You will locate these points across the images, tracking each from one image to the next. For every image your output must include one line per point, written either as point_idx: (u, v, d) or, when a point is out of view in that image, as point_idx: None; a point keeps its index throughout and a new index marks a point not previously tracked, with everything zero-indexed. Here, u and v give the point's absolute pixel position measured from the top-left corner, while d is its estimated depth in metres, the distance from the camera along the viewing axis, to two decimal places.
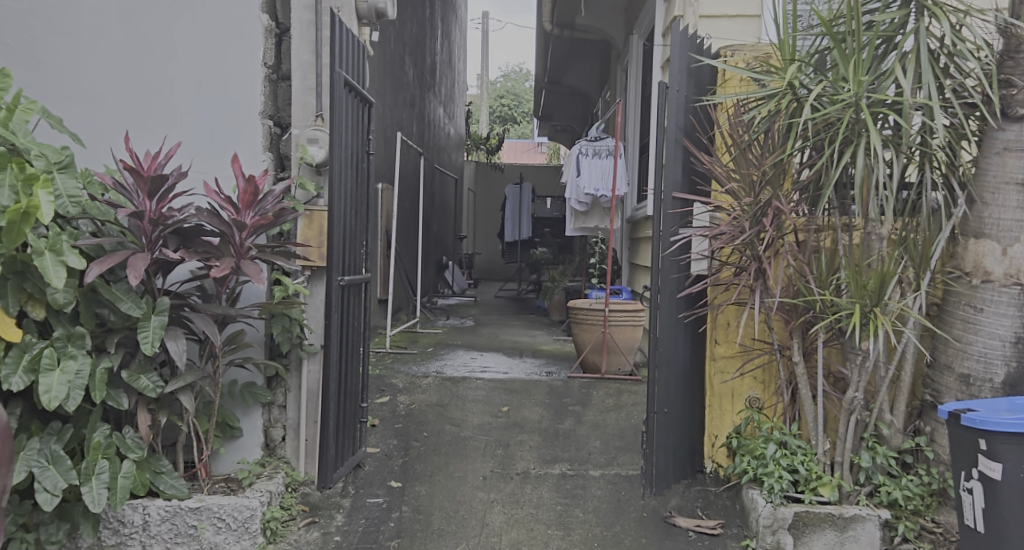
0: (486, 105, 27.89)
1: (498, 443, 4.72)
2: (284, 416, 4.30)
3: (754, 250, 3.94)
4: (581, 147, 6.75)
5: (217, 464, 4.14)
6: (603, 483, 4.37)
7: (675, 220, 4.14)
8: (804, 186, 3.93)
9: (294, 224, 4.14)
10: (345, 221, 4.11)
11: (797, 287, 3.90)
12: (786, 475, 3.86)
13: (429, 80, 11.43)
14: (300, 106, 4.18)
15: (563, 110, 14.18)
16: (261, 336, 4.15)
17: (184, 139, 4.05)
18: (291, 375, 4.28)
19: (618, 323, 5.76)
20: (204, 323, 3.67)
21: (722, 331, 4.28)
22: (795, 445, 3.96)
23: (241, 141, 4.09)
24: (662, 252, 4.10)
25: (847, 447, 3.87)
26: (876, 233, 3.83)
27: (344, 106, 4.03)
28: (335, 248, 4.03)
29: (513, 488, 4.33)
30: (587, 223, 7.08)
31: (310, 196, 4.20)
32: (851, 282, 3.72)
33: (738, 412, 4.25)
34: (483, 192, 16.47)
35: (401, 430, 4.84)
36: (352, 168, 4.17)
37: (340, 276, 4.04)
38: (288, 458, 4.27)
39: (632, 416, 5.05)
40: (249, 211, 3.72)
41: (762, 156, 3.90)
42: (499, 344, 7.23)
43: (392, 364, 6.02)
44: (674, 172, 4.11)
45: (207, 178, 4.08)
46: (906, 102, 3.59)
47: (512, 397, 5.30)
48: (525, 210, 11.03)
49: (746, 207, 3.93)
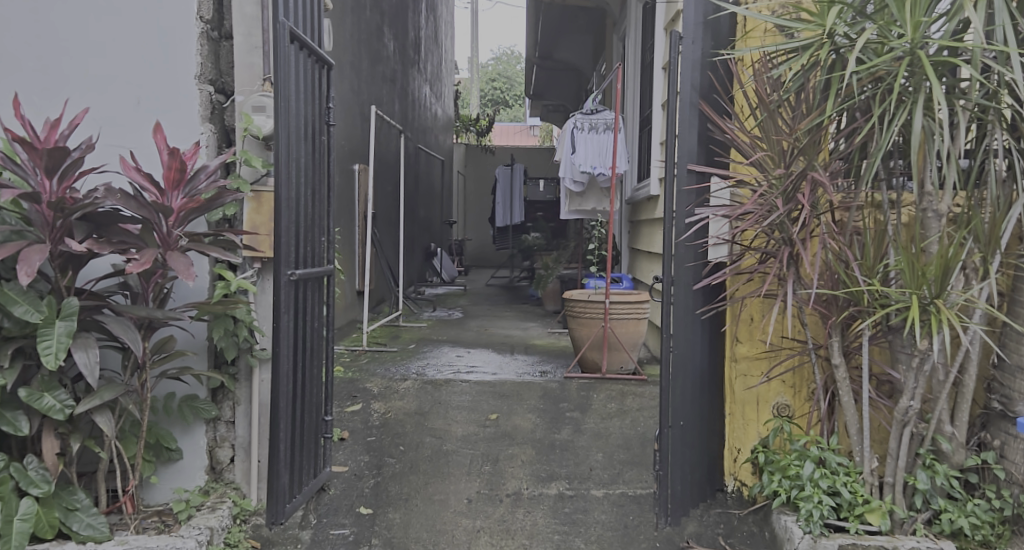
0: (476, 87, 27.14)
1: (486, 458, 4.09)
2: (233, 434, 3.66)
3: (785, 233, 3.32)
4: (576, 121, 6.07)
5: (151, 493, 3.54)
6: (607, 506, 3.75)
7: (690, 198, 3.51)
8: (844, 155, 3.28)
9: (238, 208, 3.52)
10: (298, 206, 3.44)
11: (836, 275, 3.27)
12: (827, 500, 3.24)
13: (412, 55, 10.75)
14: (245, 68, 3.51)
15: (554, 87, 13.50)
16: (200, 343, 3.52)
17: (92, 103, 3.41)
18: (239, 387, 3.63)
19: (619, 315, 5.15)
20: (121, 330, 3.05)
21: (746, 327, 3.64)
22: (835, 464, 3.33)
23: (172, 111, 3.45)
24: (677, 237, 3.46)
25: (900, 466, 3.24)
26: (933, 211, 3.17)
27: (293, 64, 3.36)
28: (286, 237, 3.35)
29: (503, 513, 3.71)
30: (584, 205, 6.47)
31: (259, 173, 3.56)
32: (906, 269, 3.07)
33: (765, 423, 3.62)
34: (473, 175, 15.79)
35: (374, 444, 4.19)
36: (306, 141, 3.51)
37: (290, 271, 3.36)
38: (237, 483, 3.65)
39: (638, 424, 4.43)
40: (177, 192, 3.11)
41: (795, 119, 3.26)
42: (488, 338, 6.58)
43: (368, 365, 5.38)
44: (689, 142, 3.44)
45: (121, 150, 3.44)
46: (977, 47, 2.92)
47: (501, 403, 4.65)
48: (517, 192, 10.39)
49: (775, 180, 3.29)
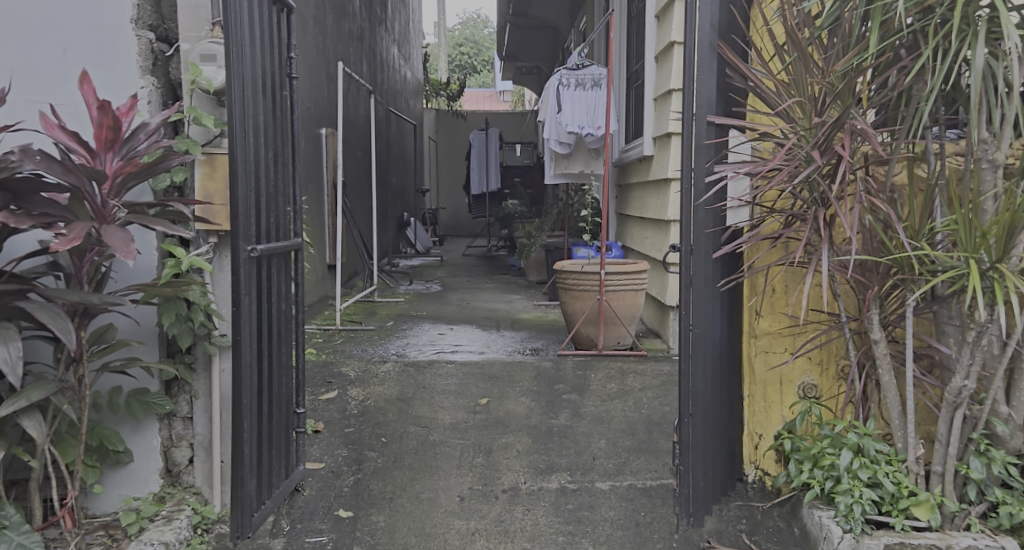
0: (446, 52, 26.44)
1: (477, 449, 3.68)
2: (191, 432, 3.20)
3: (816, 192, 2.91)
4: (561, 77, 5.59)
5: (95, 502, 3.08)
6: (615, 502, 3.36)
7: (708, 154, 3.07)
8: (881, 102, 2.88)
9: (188, 173, 3.05)
10: (259, 171, 2.97)
11: (878, 239, 2.88)
12: (869, 494, 2.88)
13: (380, 14, 10.18)
14: (188, 8, 3.03)
15: (528, 47, 13.00)
16: (150, 331, 3.07)
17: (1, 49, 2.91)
18: (197, 378, 3.17)
19: (616, 287, 4.75)
20: (50, 317, 2.58)
21: (769, 300, 3.27)
22: (875, 452, 2.97)
23: (107, 60, 2.99)
24: (696, 200, 3.04)
25: (950, 453, 2.89)
26: (989, 160, 2.78)
27: (249, 4, 2.88)
28: (246, 206, 2.88)
29: (500, 512, 3.31)
30: (570, 168, 6.04)
31: (211, 134, 3.09)
32: (963, 230, 2.68)
33: (790, 405, 3.26)
34: (446, 141, 15.27)
35: (353, 436, 3.77)
36: (266, 96, 3.05)
37: (251, 246, 2.89)
38: (198, 487, 3.19)
39: (642, 406, 4.04)
40: (112, 152, 2.66)
41: (829, 61, 2.83)
42: (472, 313, 6.15)
43: (343, 346, 4.93)
44: (707, 89, 3.00)
45: (40, 104, 2.96)
46: None
47: (491, 386, 4.24)
48: (494, 157, 9.95)
49: (806, 132, 2.88)
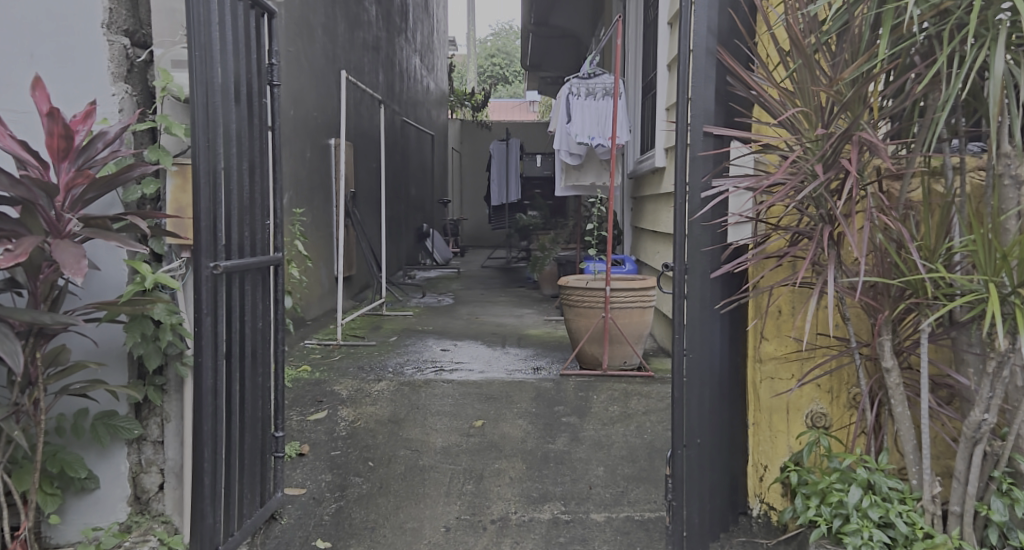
0: (474, 63, 26.39)
1: (468, 475, 3.50)
2: (162, 457, 3.05)
3: (823, 209, 2.70)
4: (572, 86, 5.42)
5: (58, 532, 2.96)
6: (609, 535, 3.14)
7: (706, 167, 2.87)
8: (894, 112, 2.66)
9: (160, 185, 2.91)
10: (229, 184, 2.82)
11: (889, 259, 2.65)
12: (879, 535, 2.64)
13: (399, 24, 10.08)
14: (163, 13, 2.92)
15: (551, 58, 12.85)
16: (120, 348, 2.92)
17: None
18: (168, 400, 3.02)
19: (622, 304, 4.55)
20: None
21: (774, 322, 3.05)
22: (887, 490, 2.73)
23: (73, 67, 2.87)
24: (691, 216, 2.83)
25: (968, 493, 2.65)
26: (1012, 175, 2.55)
27: (219, 8, 2.74)
28: (213, 221, 2.73)
29: (489, 544, 3.10)
30: (581, 180, 5.86)
31: (184, 145, 2.95)
32: (981, 253, 2.46)
33: (797, 435, 3.04)
34: (470, 152, 15.17)
35: (339, 460, 3.60)
36: (240, 105, 2.90)
37: (213, 263, 2.72)
38: (167, 516, 3.03)
39: (645, 431, 3.83)
40: (66, 162, 2.53)
41: (836, 67, 2.63)
42: (479, 328, 5.97)
43: (340, 363, 4.78)
44: (705, 98, 2.81)
45: None
46: None
47: (487, 407, 4.06)
48: (513, 168, 9.79)
49: (811, 143, 2.67)
